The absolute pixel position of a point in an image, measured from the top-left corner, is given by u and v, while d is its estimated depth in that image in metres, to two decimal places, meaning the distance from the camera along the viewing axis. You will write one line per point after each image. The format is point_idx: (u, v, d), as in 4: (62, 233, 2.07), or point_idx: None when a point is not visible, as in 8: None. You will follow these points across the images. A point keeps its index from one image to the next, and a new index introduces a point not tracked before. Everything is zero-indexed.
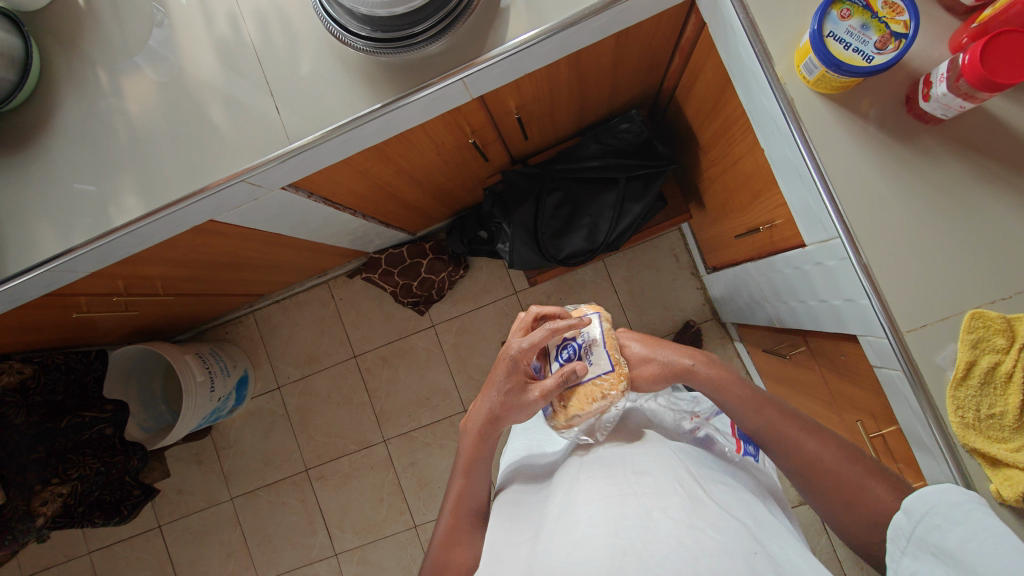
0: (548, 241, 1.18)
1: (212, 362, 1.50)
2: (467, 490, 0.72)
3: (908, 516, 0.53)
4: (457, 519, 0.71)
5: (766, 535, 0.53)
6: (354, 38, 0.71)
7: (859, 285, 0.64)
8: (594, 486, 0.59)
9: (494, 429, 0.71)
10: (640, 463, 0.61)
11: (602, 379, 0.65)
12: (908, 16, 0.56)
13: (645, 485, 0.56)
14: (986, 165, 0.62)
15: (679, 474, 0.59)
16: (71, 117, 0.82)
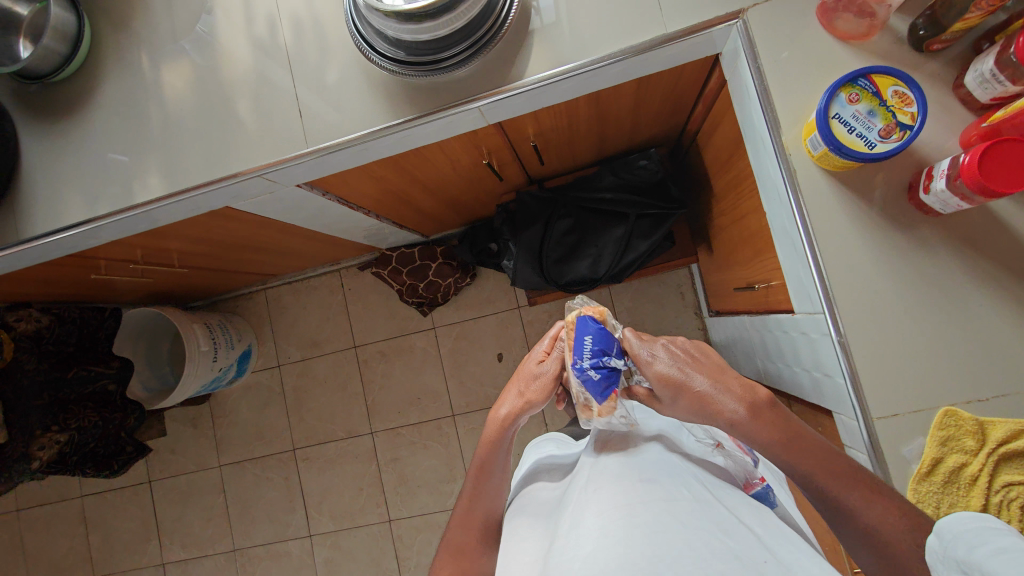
0: (556, 264, 1.19)
1: (218, 334, 1.55)
2: (480, 500, 0.74)
3: (941, 536, 0.46)
4: (468, 526, 0.72)
5: (779, 544, 0.53)
6: (381, 58, 0.73)
7: (837, 363, 0.64)
8: (603, 490, 0.60)
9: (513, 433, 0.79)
10: (648, 471, 0.62)
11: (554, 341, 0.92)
12: (917, 108, 0.56)
13: (655, 490, 0.57)
14: (981, 264, 0.61)
15: (688, 484, 0.60)
16: (112, 93, 0.87)
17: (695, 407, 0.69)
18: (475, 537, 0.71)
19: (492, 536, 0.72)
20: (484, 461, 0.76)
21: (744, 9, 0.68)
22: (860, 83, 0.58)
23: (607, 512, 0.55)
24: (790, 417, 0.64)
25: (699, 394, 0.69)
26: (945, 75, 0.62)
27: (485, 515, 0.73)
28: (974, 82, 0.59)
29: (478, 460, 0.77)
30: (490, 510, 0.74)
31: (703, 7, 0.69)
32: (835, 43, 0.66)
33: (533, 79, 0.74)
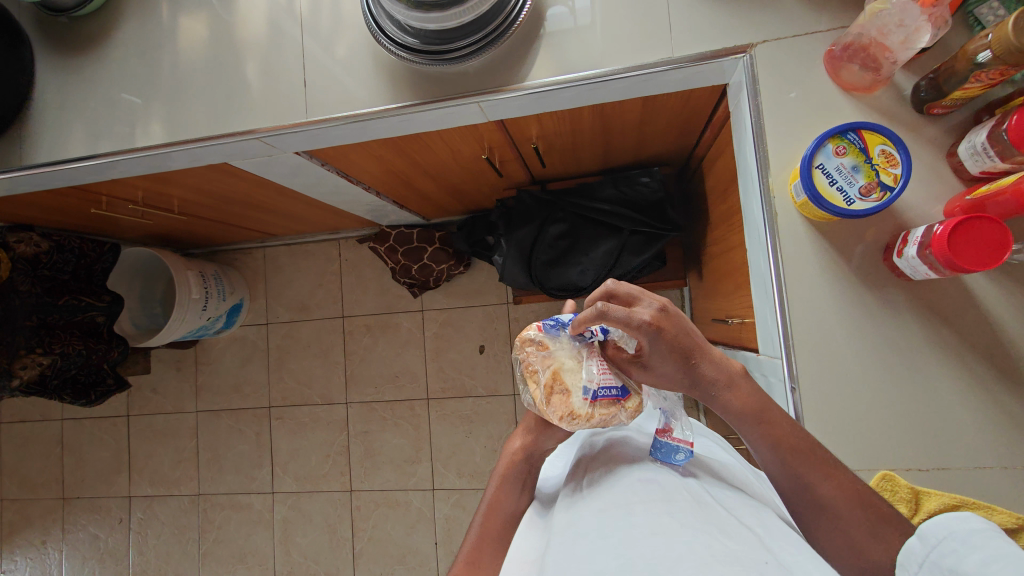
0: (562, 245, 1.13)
1: (212, 284, 1.58)
2: (490, 527, 0.70)
3: (922, 540, 0.46)
4: (475, 551, 0.69)
5: (780, 542, 0.48)
6: (390, 43, 0.73)
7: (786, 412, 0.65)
8: (600, 499, 0.58)
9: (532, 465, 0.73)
10: (648, 477, 0.60)
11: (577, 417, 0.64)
12: (901, 170, 0.56)
13: (653, 495, 0.55)
14: (945, 336, 0.61)
15: (687, 486, 0.57)
16: (128, 36, 0.88)
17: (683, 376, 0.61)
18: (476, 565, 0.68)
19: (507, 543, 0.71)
20: (501, 486, 0.72)
21: (752, 45, 0.67)
22: (849, 136, 0.57)
23: (601, 517, 0.54)
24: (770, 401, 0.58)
25: (695, 368, 0.59)
26: (940, 141, 0.62)
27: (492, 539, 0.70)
28: (965, 153, 0.58)
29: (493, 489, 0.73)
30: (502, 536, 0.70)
31: (713, 37, 0.69)
32: (837, 93, 0.65)
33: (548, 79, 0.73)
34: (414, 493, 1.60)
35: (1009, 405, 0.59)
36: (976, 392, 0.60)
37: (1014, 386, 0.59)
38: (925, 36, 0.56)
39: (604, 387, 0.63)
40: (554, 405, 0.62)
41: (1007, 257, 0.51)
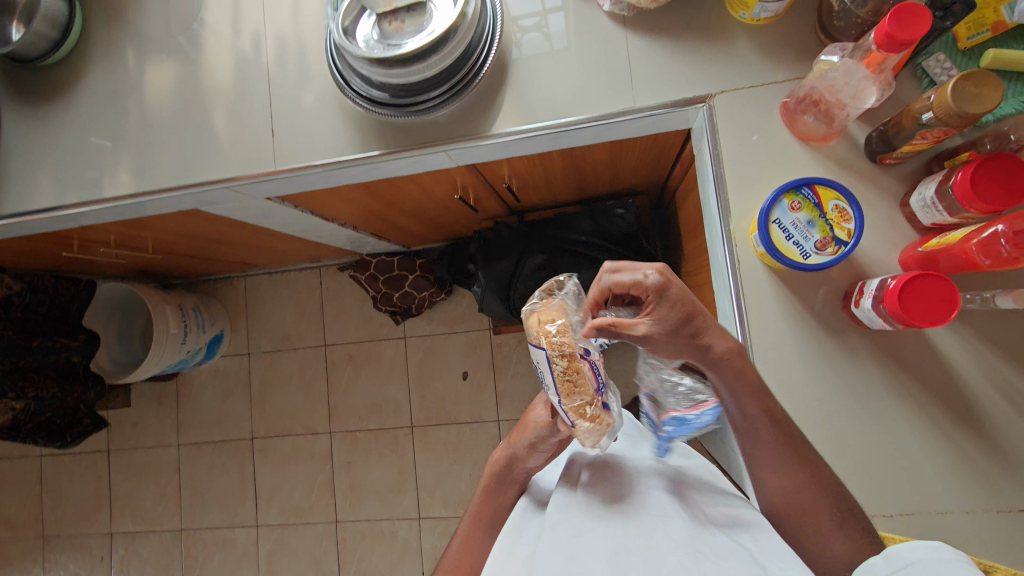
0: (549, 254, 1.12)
1: (190, 317, 1.57)
2: (472, 537, 0.73)
3: (887, 561, 0.44)
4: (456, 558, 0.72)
5: (770, 556, 0.49)
6: (359, 98, 0.73)
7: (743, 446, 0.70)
8: (593, 503, 0.59)
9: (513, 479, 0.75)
10: (643, 486, 0.60)
11: (558, 369, 0.60)
12: (854, 226, 0.57)
13: (647, 507, 0.56)
14: (904, 382, 0.62)
15: (681, 495, 0.58)
16: (92, 84, 0.87)
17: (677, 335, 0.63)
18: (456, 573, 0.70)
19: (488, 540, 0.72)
20: (484, 498, 0.75)
21: (712, 95, 0.69)
22: (803, 192, 0.58)
23: (596, 526, 0.55)
24: (776, 422, 0.59)
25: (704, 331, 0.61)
26: (894, 191, 0.63)
27: (473, 547, 0.72)
28: (917, 205, 0.59)
29: (477, 500, 0.76)
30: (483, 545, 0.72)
31: (674, 88, 0.70)
32: (794, 142, 0.66)
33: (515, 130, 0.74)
34: (401, 523, 1.59)
35: (970, 453, 0.60)
36: (938, 440, 0.61)
37: (973, 434, 0.60)
38: (870, 99, 0.57)
39: (599, 373, 0.63)
40: (567, 336, 0.60)
41: (956, 313, 0.52)
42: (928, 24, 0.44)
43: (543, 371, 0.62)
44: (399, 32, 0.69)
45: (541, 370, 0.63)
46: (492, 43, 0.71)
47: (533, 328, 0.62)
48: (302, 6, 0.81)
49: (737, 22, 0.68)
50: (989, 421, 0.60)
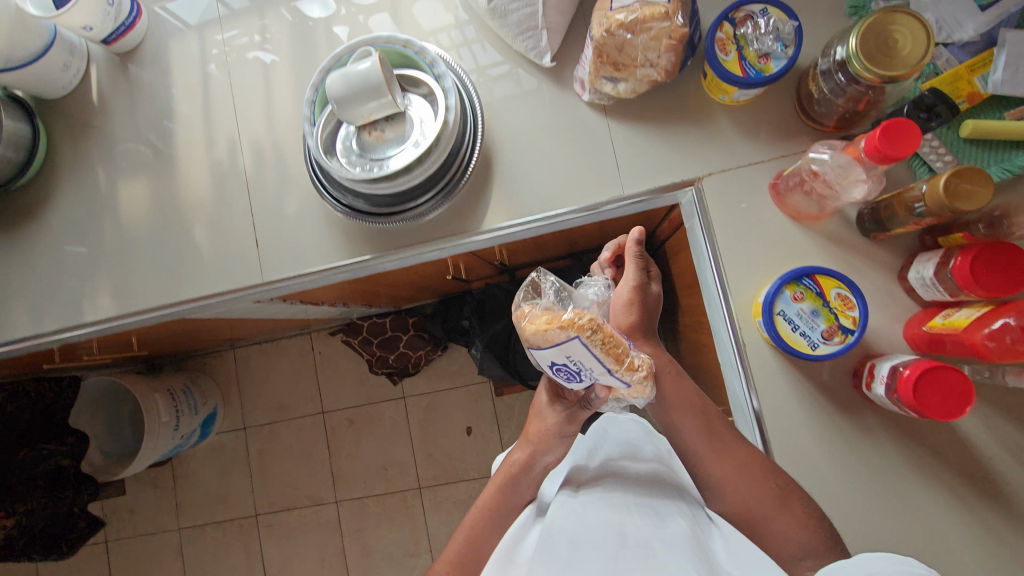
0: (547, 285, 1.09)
1: (181, 401, 1.52)
2: (475, 540, 0.67)
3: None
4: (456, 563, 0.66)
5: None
6: (343, 208, 0.71)
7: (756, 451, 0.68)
8: (593, 507, 0.60)
9: (528, 477, 0.72)
10: (641, 501, 0.61)
11: (597, 343, 0.52)
12: (858, 313, 0.57)
13: (645, 519, 0.57)
14: (920, 456, 0.62)
15: (681, 517, 0.59)
16: (65, 205, 0.85)
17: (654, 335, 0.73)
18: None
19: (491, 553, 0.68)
20: (492, 500, 0.70)
21: (699, 178, 0.69)
22: (804, 281, 0.58)
23: (594, 534, 0.55)
24: (801, 515, 0.59)
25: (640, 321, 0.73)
26: (890, 263, 0.63)
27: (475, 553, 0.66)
28: (915, 281, 0.60)
29: (484, 500, 0.70)
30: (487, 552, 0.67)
31: (662, 174, 0.70)
32: (785, 220, 0.67)
33: (535, 219, 0.72)
34: None
35: (992, 521, 0.60)
36: (958, 510, 0.60)
37: (992, 501, 0.60)
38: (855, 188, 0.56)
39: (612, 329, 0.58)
40: (574, 313, 0.52)
41: (970, 406, 0.52)
42: (917, 139, 0.44)
43: (579, 363, 0.54)
44: (379, 143, 0.68)
45: (576, 364, 0.55)
46: (474, 147, 0.70)
47: (545, 336, 0.53)
48: (276, 113, 0.80)
49: (715, 104, 0.68)
50: (1006, 487, 0.60)
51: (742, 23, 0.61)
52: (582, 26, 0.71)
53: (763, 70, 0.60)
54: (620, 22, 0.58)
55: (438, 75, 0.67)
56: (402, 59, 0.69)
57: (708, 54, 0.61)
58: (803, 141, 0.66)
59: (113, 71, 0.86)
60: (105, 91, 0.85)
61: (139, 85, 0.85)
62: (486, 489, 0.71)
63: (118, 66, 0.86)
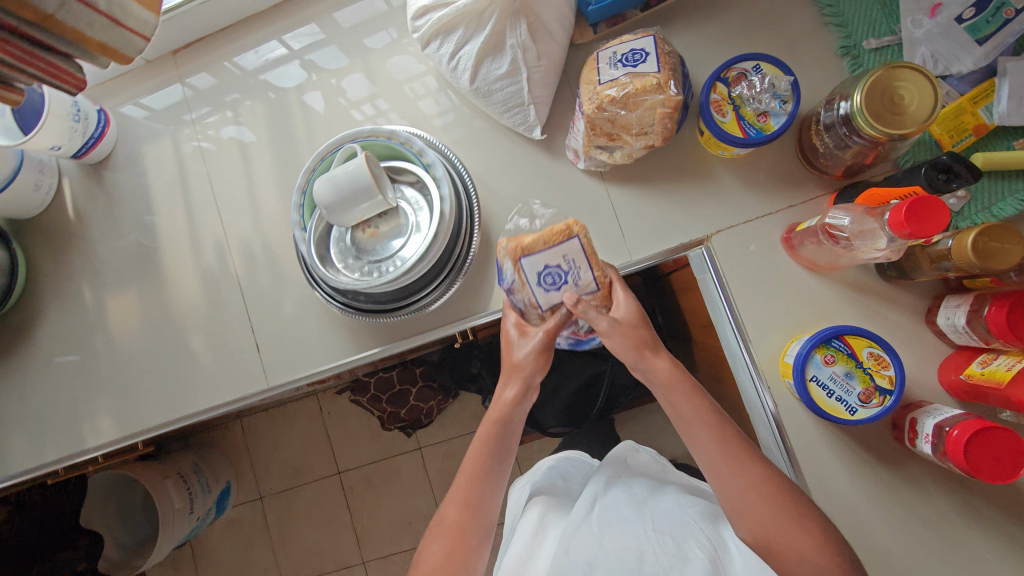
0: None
1: (193, 481, 1.35)
2: (473, 515, 0.58)
3: None
4: (453, 545, 0.57)
5: None
6: (342, 307, 0.68)
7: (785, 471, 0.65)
8: (606, 527, 0.61)
9: (520, 416, 0.62)
10: (660, 522, 0.61)
11: (586, 249, 0.58)
12: (894, 371, 0.55)
13: (664, 545, 0.57)
14: (974, 503, 0.59)
15: (698, 535, 0.59)
16: (53, 327, 0.82)
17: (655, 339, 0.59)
18: (456, 567, 0.57)
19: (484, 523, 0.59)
20: (480, 461, 0.60)
21: (708, 237, 0.67)
22: (834, 343, 0.57)
23: (610, 560, 0.56)
24: None
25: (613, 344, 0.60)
26: (914, 306, 0.62)
27: (473, 530, 0.58)
28: (945, 327, 0.58)
29: (472, 457, 0.61)
30: (482, 531, 0.59)
31: (668, 234, 0.67)
32: (801, 270, 0.64)
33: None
34: None
35: None
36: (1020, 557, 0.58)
37: None
38: (881, 235, 0.50)
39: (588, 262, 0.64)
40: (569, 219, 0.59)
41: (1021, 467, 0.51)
42: (947, 214, 0.43)
43: (567, 269, 0.59)
44: (375, 241, 0.66)
45: (566, 270, 0.59)
46: (472, 232, 0.69)
47: (545, 239, 0.58)
48: (262, 212, 0.78)
49: (715, 159, 0.66)
50: None
51: (736, 82, 0.59)
52: (569, 93, 0.69)
53: (764, 129, 0.58)
54: (611, 97, 0.57)
55: (428, 164, 0.65)
56: (390, 150, 0.67)
57: (704, 116, 0.59)
58: (809, 189, 0.65)
59: (87, 182, 0.83)
60: (81, 204, 0.83)
61: (115, 194, 0.82)
62: (474, 442, 0.61)
63: (91, 176, 0.83)
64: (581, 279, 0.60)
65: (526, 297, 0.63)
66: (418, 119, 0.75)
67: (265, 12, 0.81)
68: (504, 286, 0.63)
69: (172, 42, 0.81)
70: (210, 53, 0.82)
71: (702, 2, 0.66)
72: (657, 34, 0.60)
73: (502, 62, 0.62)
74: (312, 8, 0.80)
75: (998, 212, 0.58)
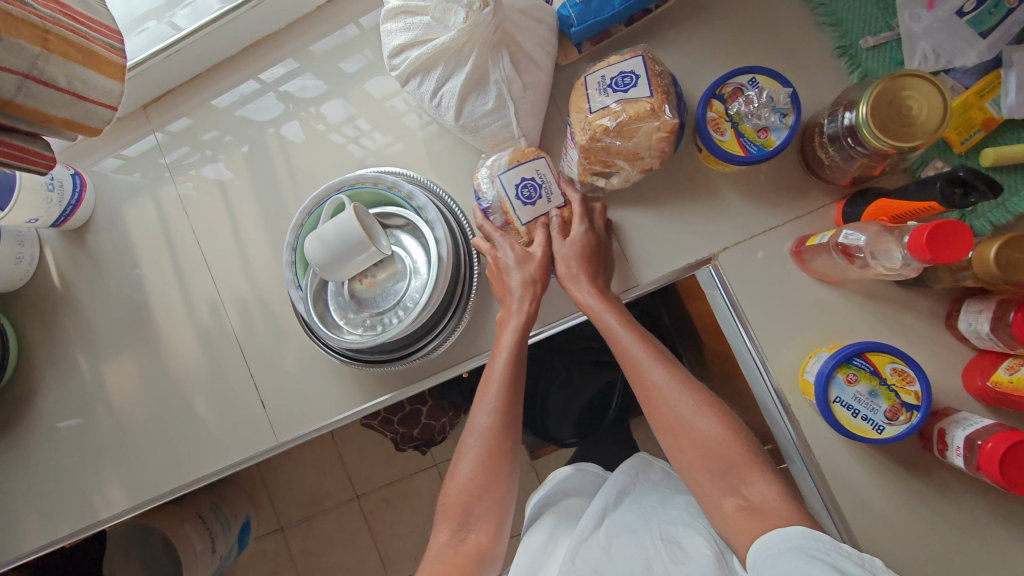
0: (561, 348, 1.02)
1: (212, 520, 1.25)
2: (502, 423, 0.58)
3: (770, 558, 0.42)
4: (486, 453, 0.57)
5: None
6: (345, 360, 0.66)
7: (813, 488, 0.63)
8: (613, 538, 0.56)
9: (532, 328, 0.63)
10: (669, 531, 0.56)
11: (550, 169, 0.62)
12: (920, 386, 0.53)
13: (672, 554, 0.52)
14: (1007, 507, 0.58)
15: (703, 536, 0.55)
16: (53, 399, 0.80)
17: (581, 270, 0.61)
18: (493, 475, 0.56)
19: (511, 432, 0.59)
20: (512, 368, 0.60)
21: (715, 255, 0.64)
22: (855, 361, 0.55)
23: (617, 567, 0.52)
24: None
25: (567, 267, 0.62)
26: (932, 310, 0.60)
27: (501, 438, 0.58)
28: (967, 332, 0.56)
29: (499, 369, 0.60)
30: (512, 443, 0.59)
31: (673, 255, 0.65)
32: (812, 282, 0.62)
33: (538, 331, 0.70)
34: None
35: None
36: None
37: None
38: (894, 252, 0.49)
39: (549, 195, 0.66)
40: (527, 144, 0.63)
41: None
42: (968, 240, 0.42)
43: (539, 184, 0.62)
44: (373, 291, 0.64)
45: (535, 186, 0.62)
46: (471, 269, 0.67)
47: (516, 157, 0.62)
48: (253, 264, 0.76)
49: (715, 174, 0.64)
50: None
51: (732, 98, 0.56)
52: (558, 117, 0.67)
53: (765, 145, 0.56)
54: (605, 127, 0.55)
55: (419, 207, 0.63)
56: (378, 196, 0.65)
57: (702, 135, 0.56)
58: (815, 198, 0.62)
59: (70, 248, 0.80)
60: (66, 273, 0.80)
61: (99, 258, 0.80)
62: (499, 353, 0.60)
63: (73, 242, 0.80)
64: (554, 194, 0.63)
65: (503, 216, 0.65)
66: (406, 155, 0.73)
67: (236, 55, 0.78)
68: (481, 208, 0.65)
69: (142, 97, 0.78)
70: (183, 102, 0.79)
71: (687, 13, 0.64)
72: (645, 53, 0.57)
73: (487, 98, 0.60)
74: (284, 46, 0.76)
75: (1014, 206, 0.56)
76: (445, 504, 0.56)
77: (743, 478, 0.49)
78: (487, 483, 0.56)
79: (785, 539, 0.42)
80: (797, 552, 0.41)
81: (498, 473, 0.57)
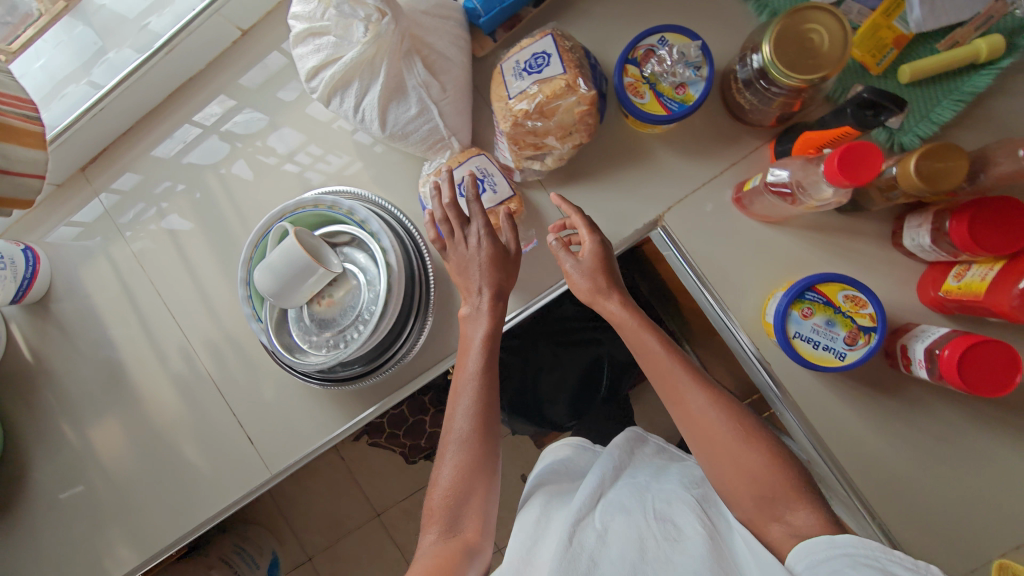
0: (544, 332, 1.02)
1: (239, 563, 1.29)
2: (484, 426, 0.59)
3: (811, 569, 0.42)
4: (471, 456, 0.57)
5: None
6: (320, 382, 0.67)
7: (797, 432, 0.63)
8: (609, 521, 0.55)
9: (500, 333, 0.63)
10: (662, 508, 0.54)
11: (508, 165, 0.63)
12: (873, 308, 0.55)
13: (666, 534, 0.51)
14: (980, 408, 0.59)
15: (696, 508, 0.54)
16: (48, 472, 0.80)
17: (609, 284, 0.59)
18: (475, 476, 0.57)
19: (490, 431, 0.60)
20: (484, 371, 0.60)
21: (661, 217, 0.65)
22: (808, 296, 0.56)
23: (613, 553, 0.50)
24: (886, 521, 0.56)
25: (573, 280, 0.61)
26: (878, 231, 0.61)
27: (486, 440, 0.59)
28: (913, 248, 0.57)
29: (471, 377, 0.60)
30: (491, 440, 0.59)
31: (622, 222, 0.66)
32: (758, 225, 0.63)
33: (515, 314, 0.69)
34: None
35: None
36: None
37: None
38: (821, 184, 0.49)
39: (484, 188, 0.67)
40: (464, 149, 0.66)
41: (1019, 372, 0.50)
42: (879, 158, 0.43)
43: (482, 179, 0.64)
44: (333, 310, 0.65)
45: (480, 181, 0.64)
46: (426, 270, 0.68)
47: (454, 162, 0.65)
48: (216, 305, 0.76)
49: (647, 138, 0.65)
50: None
51: (645, 60, 0.57)
52: (485, 109, 0.67)
53: (685, 100, 0.57)
54: (525, 111, 0.56)
55: (362, 221, 0.64)
56: (320, 216, 0.65)
57: (623, 101, 0.57)
58: (747, 142, 0.63)
59: (36, 322, 0.80)
60: (36, 345, 0.80)
61: (66, 326, 0.80)
62: (470, 360, 0.60)
63: (36, 314, 0.80)
64: (499, 185, 0.64)
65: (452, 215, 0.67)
66: (346, 172, 0.73)
67: (163, 103, 0.78)
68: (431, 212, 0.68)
69: (77, 160, 0.78)
70: (120, 159, 0.79)
71: None
72: (554, 31, 0.57)
73: (409, 104, 0.60)
74: (209, 85, 0.77)
75: (937, 117, 0.57)
76: (431, 507, 0.57)
77: (790, 505, 0.48)
78: (469, 485, 0.57)
79: (831, 547, 0.42)
80: (844, 562, 0.40)
81: (482, 473, 0.57)
